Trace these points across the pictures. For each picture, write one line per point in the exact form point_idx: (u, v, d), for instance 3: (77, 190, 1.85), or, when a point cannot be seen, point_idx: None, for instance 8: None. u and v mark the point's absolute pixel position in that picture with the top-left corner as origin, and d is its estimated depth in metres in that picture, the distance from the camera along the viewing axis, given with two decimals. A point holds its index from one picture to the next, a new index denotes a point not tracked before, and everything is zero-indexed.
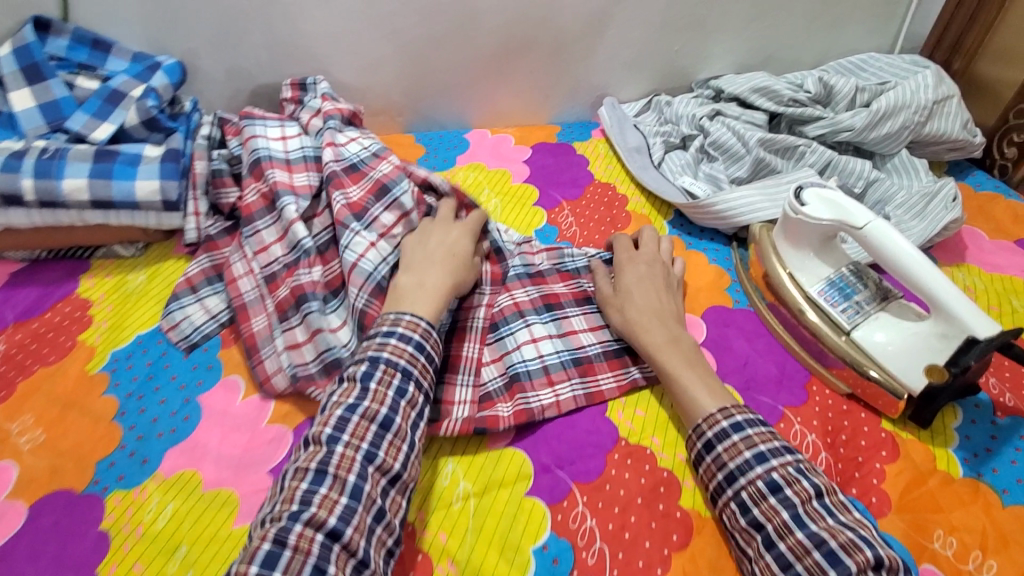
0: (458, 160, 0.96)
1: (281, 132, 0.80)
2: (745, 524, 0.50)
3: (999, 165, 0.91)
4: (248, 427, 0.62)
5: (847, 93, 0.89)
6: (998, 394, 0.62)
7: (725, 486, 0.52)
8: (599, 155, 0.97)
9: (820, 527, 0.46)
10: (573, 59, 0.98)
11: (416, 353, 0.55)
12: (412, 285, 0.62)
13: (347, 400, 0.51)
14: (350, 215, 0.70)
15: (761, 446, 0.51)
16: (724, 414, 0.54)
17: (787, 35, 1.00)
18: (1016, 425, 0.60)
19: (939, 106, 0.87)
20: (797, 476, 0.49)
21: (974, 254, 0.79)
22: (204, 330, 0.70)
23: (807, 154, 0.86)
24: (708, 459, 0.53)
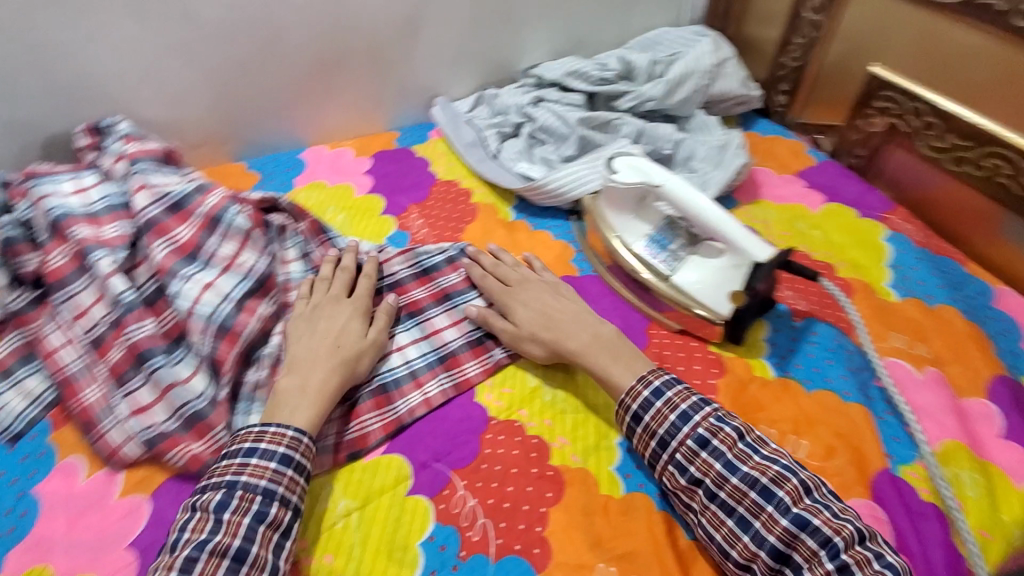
0: (297, 181, 0.94)
1: (76, 184, 0.73)
2: (685, 482, 0.55)
3: (777, 111, 1.06)
4: (97, 506, 0.57)
5: (645, 67, 0.99)
6: (793, 302, 0.73)
7: (660, 451, 0.57)
8: (440, 155, 0.99)
9: (749, 467, 0.53)
10: (394, 65, 1.00)
11: (282, 468, 0.53)
12: (294, 389, 0.58)
13: (198, 535, 0.48)
14: (178, 261, 0.67)
15: (682, 406, 0.57)
16: (644, 383, 0.59)
17: (588, 19, 1.09)
18: (809, 324, 0.71)
19: (720, 69, 0.99)
20: (718, 425, 0.55)
21: (765, 190, 0.92)
22: (26, 417, 0.63)
23: (621, 126, 0.96)
24: (640, 429, 0.58)
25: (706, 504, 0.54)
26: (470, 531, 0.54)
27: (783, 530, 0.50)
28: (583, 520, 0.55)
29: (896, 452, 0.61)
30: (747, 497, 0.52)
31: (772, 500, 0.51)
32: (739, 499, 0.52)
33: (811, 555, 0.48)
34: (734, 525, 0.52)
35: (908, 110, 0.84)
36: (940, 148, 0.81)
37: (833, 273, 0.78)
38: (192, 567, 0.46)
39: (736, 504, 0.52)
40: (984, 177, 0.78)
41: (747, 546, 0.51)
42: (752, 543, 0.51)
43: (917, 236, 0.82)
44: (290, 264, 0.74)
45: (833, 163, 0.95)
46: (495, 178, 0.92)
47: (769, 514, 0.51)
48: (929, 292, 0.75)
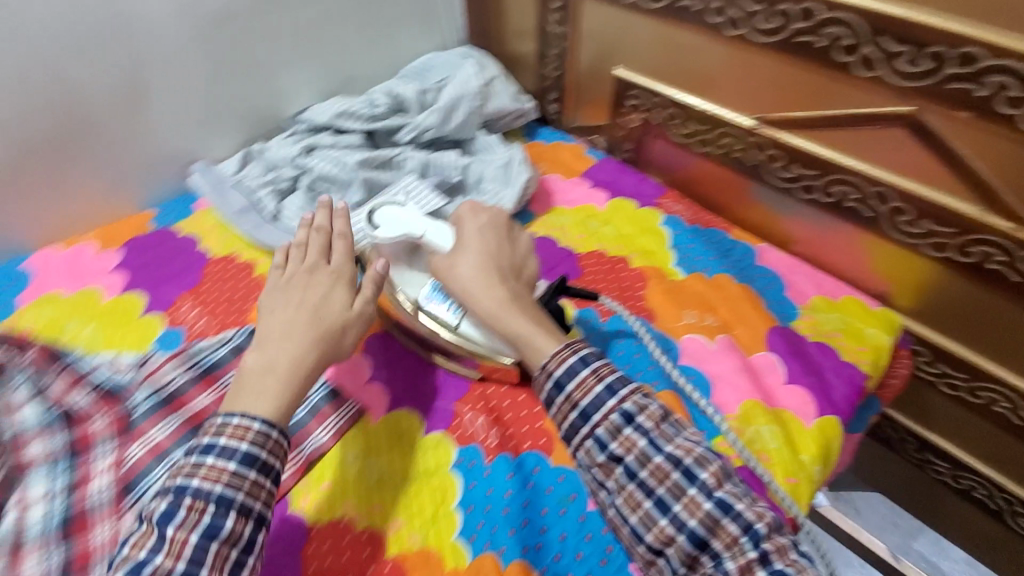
0: (23, 299, 0.76)
1: None
2: (604, 459, 0.53)
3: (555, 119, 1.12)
4: None
5: (416, 96, 0.96)
6: (599, 303, 0.77)
7: (582, 424, 0.54)
8: (212, 229, 0.87)
9: (673, 447, 0.52)
10: (126, 137, 0.86)
11: (220, 477, 0.50)
12: (258, 371, 0.56)
13: (130, 561, 0.47)
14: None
15: (610, 378, 0.55)
16: (572, 349, 0.57)
17: (349, 54, 1.03)
18: (615, 320, 0.75)
19: (489, 88, 1.00)
20: (645, 401, 0.54)
21: (558, 198, 0.96)
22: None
23: (404, 161, 0.92)
24: (560, 399, 0.55)
25: (623, 482, 0.52)
26: None
27: (705, 514, 0.49)
28: None
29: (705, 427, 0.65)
30: (670, 478, 0.51)
31: (694, 482, 0.51)
32: (661, 479, 0.51)
33: (732, 541, 0.49)
34: (652, 507, 0.51)
35: (654, 105, 0.93)
36: (685, 134, 0.91)
37: (628, 265, 0.83)
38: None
39: (656, 484, 0.51)
40: (724, 154, 0.87)
41: (664, 530, 0.50)
42: (670, 525, 0.50)
43: (686, 213, 0.91)
44: (21, 409, 0.61)
45: (610, 160, 1.02)
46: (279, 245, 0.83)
47: (692, 497, 0.50)
48: (707, 264, 0.83)
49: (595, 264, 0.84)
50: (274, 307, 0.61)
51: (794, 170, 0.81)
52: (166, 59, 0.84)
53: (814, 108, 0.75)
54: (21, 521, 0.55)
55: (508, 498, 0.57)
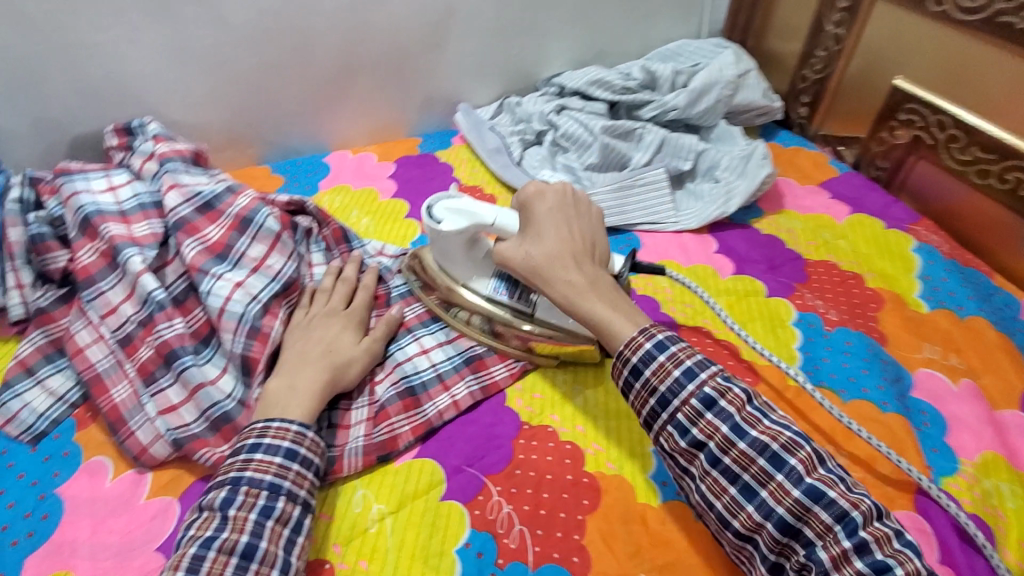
0: (321, 185, 0.94)
1: (108, 183, 0.73)
2: (686, 444, 0.50)
3: (798, 124, 1.08)
4: (124, 508, 0.55)
5: (668, 77, 0.99)
6: (824, 312, 0.74)
7: (660, 410, 0.51)
8: (463, 161, 0.99)
9: (758, 432, 0.48)
10: (418, 71, 1.00)
11: (286, 463, 0.52)
12: (282, 389, 0.57)
13: (202, 535, 0.46)
14: (208, 260, 0.67)
15: (688, 361, 0.51)
16: (646, 335, 0.52)
17: (609, 31, 1.09)
18: (841, 333, 0.71)
19: (742, 80, 0.99)
20: (726, 385, 0.50)
21: (790, 201, 0.92)
22: (52, 415, 0.62)
23: (644, 135, 0.95)
24: (638, 385, 0.52)
25: (708, 469, 0.49)
26: (506, 538, 0.53)
27: (794, 501, 0.45)
28: (621, 530, 0.54)
29: (938, 464, 0.60)
30: (755, 464, 0.47)
31: (782, 470, 0.46)
32: (746, 465, 0.47)
33: (824, 531, 0.44)
34: (738, 493, 0.47)
35: (932, 123, 0.85)
36: (963, 160, 0.82)
37: (861, 283, 0.78)
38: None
39: (741, 471, 0.47)
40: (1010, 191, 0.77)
41: (753, 517, 0.47)
42: (758, 512, 0.46)
43: (943, 247, 0.83)
44: (315, 267, 0.75)
45: (855, 175, 0.95)
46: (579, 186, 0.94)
47: (778, 484, 0.46)
48: (959, 302, 0.75)
49: (825, 272, 0.80)
50: (288, 337, 0.63)
51: None
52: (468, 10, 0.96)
53: None
54: None
55: None
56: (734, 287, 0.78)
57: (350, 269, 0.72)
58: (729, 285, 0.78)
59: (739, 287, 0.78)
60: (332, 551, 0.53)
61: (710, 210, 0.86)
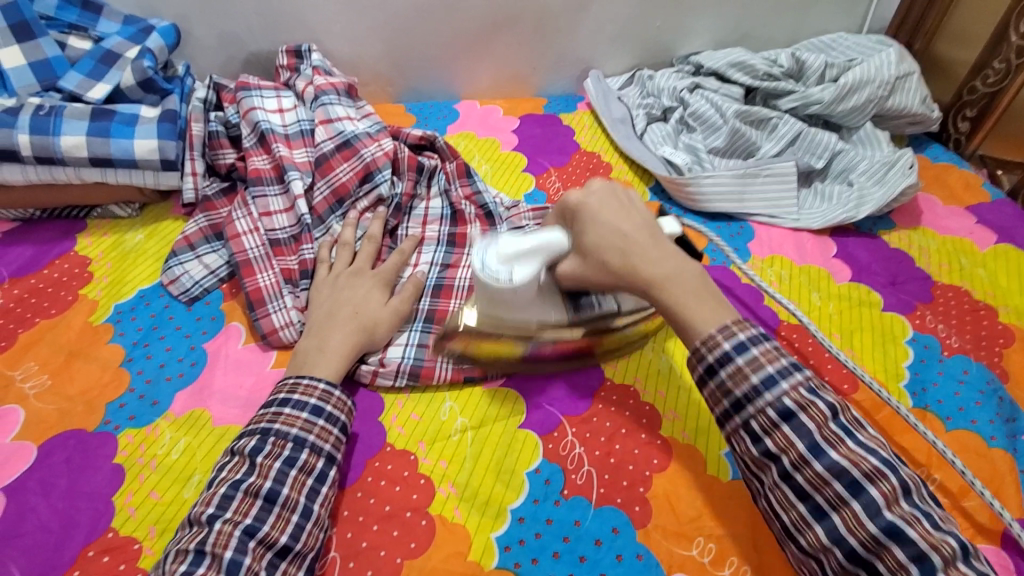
0: (448, 129, 0.99)
1: (278, 103, 0.82)
2: (758, 454, 0.47)
3: (954, 139, 0.99)
4: (253, 370, 0.64)
5: (817, 68, 0.94)
6: (945, 337, 0.69)
7: (732, 413, 0.48)
8: (585, 127, 1.01)
9: (839, 454, 0.44)
10: (557, 32, 1.01)
11: (313, 418, 0.54)
12: (312, 349, 0.60)
13: (233, 476, 0.50)
14: (329, 207, 0.75)
15: (770, 368, 0.47)
16: (726, 334, 0.48)
17: (761, 15, 1.04)
18: (960, 362, 0.67)
19: (901, 82, 0.92)
20: (810, 399, 0.46)
21: (928, 219, 0.85)
22: (204, 284, 0.71)
23: (779, 126, 0.91)
24: (712, 384, 0.49)
25: (778, 481, 0.46)
26: (575, 474, 0.57)
27: (868, 534, 0.42)
28: (685, 492, 0.56)
29: None
30: (829, 487, 0.44)
31: (859, 497, 0.43)
32: (818, 487, 0.44)
33: (898, 568, 0.41)
34: (806, 511, 0.45)
35: None
36: None
37: (993, 316, 0.72)
38: (227, 504, 0.48)
39: (813, 490, 0.44)
40: None
41: (788, 497, 0.46)
42: (826, 535, 0.44)
43: None
44: (432, 201, 0.80)
45: (1010, 203, 0.87)
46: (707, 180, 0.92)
47: (853, 513, 0.43)
48: None
49: (955, 297, 0.74)
50: (320, 293, 0.66)
51: None
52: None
53: None
54: (412, 273, 0.72)
55: None
56: (847, 294, 0.74)
57: (375, 225, 0.73)
58: (842, 290, 0.75)
59: (852, 295, 0.74)
60: (417, 446, 0.59)
61: (837, 213, 0.82)
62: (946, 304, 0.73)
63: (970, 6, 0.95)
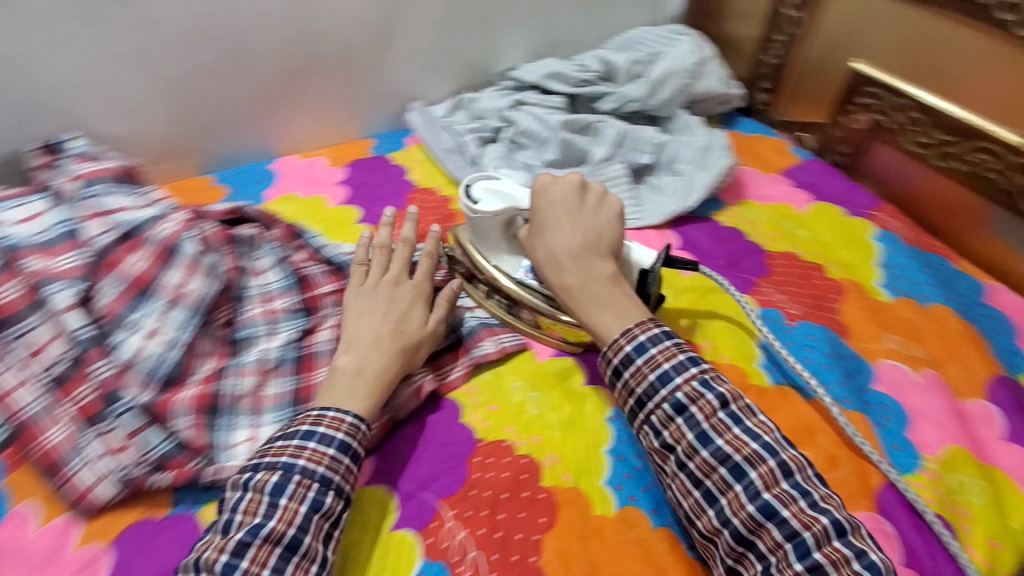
0: (268, 194, 0.90)
1: (27, 211, 0.68)
2: (659, 445, 0.53)
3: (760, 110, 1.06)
4: (48, 561, 0.53)
5: (624, 68, 0.97)
6: (786, 307, 0.73)
7: (637, 409, 0.54)
8: (417, 162, 0.96)
9: (724, 441, 0.50)
10: (367, 69, 0.95)
11: (339, 456, 0.52)
12: (351, 369, 0.58)
13: (250, 521, 0.48)
14: (127, 303, 0.63)
15: (665, 365, 0.53)
16: (628, 337, 0.55)
17: (565, 21, 1.06)
18: (805, 327, 0.70)
19: (701, 68, 0.97)
20: (700, 392, 0.52)
21: (752, 191, 0.90)
22: None
23: (603, 129, 0.92)
24: (619, 386, 0.55)
25: (676, 471, 0.52)
26: (461, 566, 0.51)
27: (748, 515, 0.48)
28: (579, 547, 0.53)
29: (900, 461, 0.59)
30: (715, 473, 0.50)
31: (740, 480, 0.49)
32: (708, 473, 0.50)
33: (775, 547, 0.47)
34: (700, 497, 0.51)
35: (893, 106, 0.85)
36: (924, 143, 0.83)
37: (823, 273, 0.77)
38: (243, 552, 0.46)
39: (704, 477, 0.51)
40: (971, 172, 0.78)
41: (685, 484, 0.52)
42: (717, 517, 0.50)
43: (904, 232, 0.82)
44: (263, 274, 0.71)
45: (818, 161, 0.94)
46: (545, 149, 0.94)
47: (736, 495, 0.49)
48: (921, 289, 0.74)
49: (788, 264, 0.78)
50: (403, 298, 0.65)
51: None
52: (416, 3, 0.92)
53: None
54: (263, 354, 0.64)
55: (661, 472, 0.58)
56: (697, 285, 0.76)
57: (382, 233, 0.70)
58: (689, 281, 0.76)
59: (700, 284, 0.76)
60: None
61: (669, 205, 0.84)
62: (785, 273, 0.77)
63: None
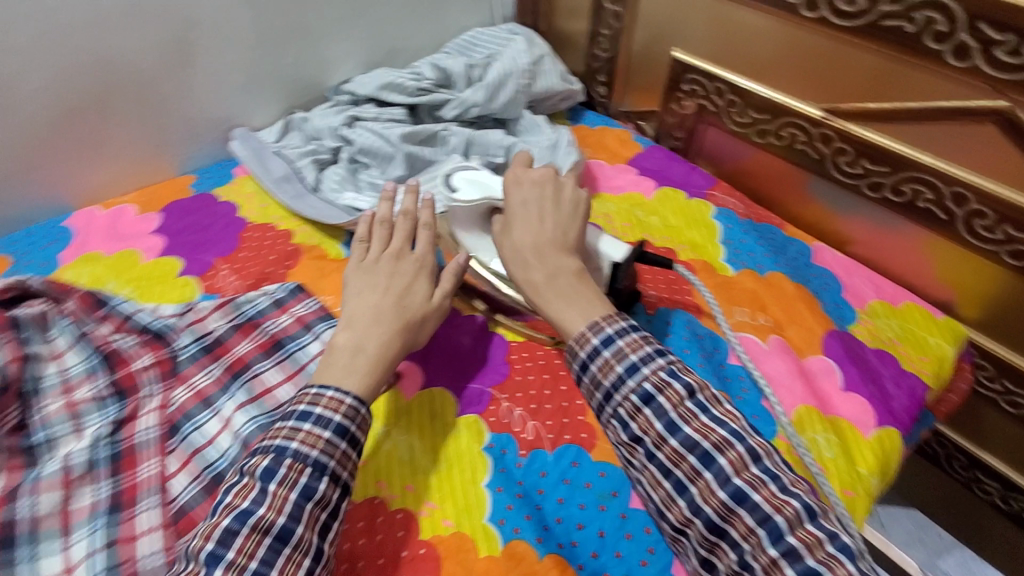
0: (62, 257, 0.76)
1: None
2: (627, 438, 0.49)
3: (601, 103, 1.09)
4: None
5: (461, 73, 0.94)
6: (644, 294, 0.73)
7: (605, 403, 0.50)
8: (250, 197, 0.86)
9: (692, 429, 0.46)
10: (171, 97, 0.83)
11: (337, 440, 0.49)
12: (347, 348, 0.55)
13: (240, 506, 0.44)
14: None
15: (632, 356, 0.49)
16: (594, 331, 0.52)
17: (397, 26, 0.99)
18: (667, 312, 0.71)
19: (537, 66, 0.97)
20: (668, 380, 0.48)
21: (602, 183, 0.91)
22: None
23: (449, 137, 0.88)
24: (586, 380, 0.51)
25: (646, 463, 0.48)
26: None
27: (719, 502, 0.44)
28: None
29: (761, 430, 0.62)
30: (684, 461, 0.46)
31: (710, 467, 0.45)
32: (676, 462, 0.47)
33: (748, 534, 0.43)
34: (671, 487, 0.47)
35: (712, 91, 0.90)
36: (743, 123, 0.89)
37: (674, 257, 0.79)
38: (231, 541, 0.42)
39: (673, 467, 0.47)
40: (785, 145, 0.85)
41: (654, 475, 0.48)
42: (688, 507, 0.46)
43: (739, 208, 0.87)
44: (65, 356, 0.61)
45: (656, 147, 0.98)
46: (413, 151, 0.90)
47: (706, 482, 0.45)
48: (758, 261, 0.78)
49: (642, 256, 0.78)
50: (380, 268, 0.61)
51: (863, 165, 0.79)
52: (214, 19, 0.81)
53: (894, 97, 0.73)
54: (67, 455, 0.54)
55: (543, 494, 0.56)
56: None
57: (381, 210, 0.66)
58: None
59: None
60: None
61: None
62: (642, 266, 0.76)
63: None
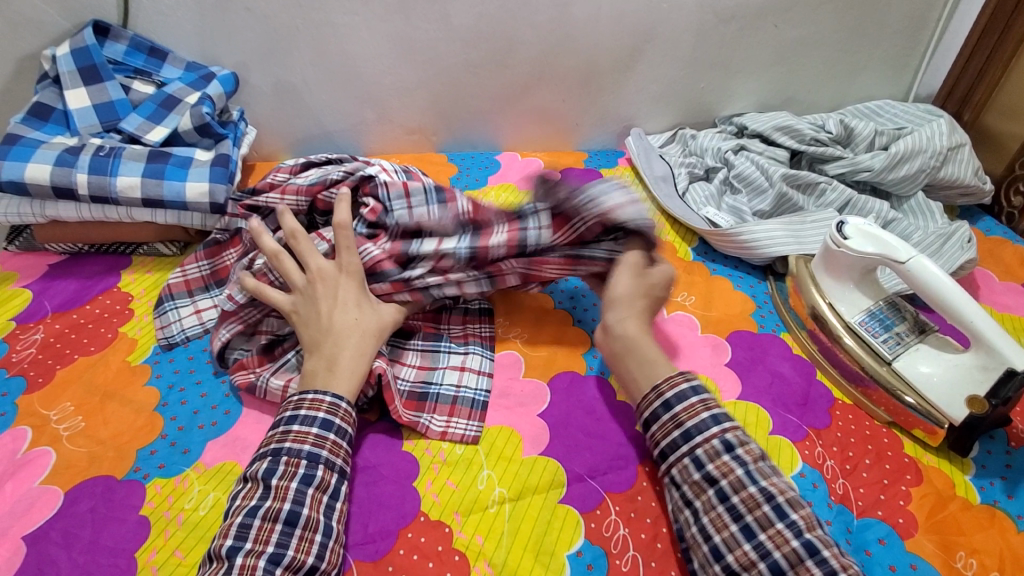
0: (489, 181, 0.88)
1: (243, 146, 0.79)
2: (700, 479, 0.46)
3: (1007, 213, 0.89)
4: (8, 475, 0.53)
5: (710, 133, 0.91)
6: (813, 408, 0.60)
7: (680, 443, 0.48)
8: (626, 183, 0.89)
9: (769, 482, 0.45)
10: None
11: (324, 433, 0.48)
12: (321, 367, 0.52)
13: (249, 504, 0.44)
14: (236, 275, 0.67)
15: (716, 407, 0.48)
16: (704, 405, 0.48)
17: None
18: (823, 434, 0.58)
19: (811, 144, 0.86)
20: (746, 437, 0.47)
21: (986, 295, 0.75)
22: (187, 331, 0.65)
23: (678, 184, 0.85)
24: (664, 416, 0.49)
25: (715, 505, 0.45)
26: None
27: (791, 550, 0.42)
28: None
29: None
30: (760, 509, 0.44)
31: (784, 521, 0.43)
32: (752, 508, 0.44)
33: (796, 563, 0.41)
34: (738, 532, 0.44)
35: None
36: None
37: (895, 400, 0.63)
38: (246, 533, 0.42)
39: (746, 512, 0.44)
40: None
41: (722, 518, 0.45)
42: (755, 551, 0.43)
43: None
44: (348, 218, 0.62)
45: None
46: (638, 162, 0.89)
47: (779, 531, 0.43)
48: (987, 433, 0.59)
49: (825, 354, 0.64)
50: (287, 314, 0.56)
51: None
52: (523, 46, 0.84)
53: None
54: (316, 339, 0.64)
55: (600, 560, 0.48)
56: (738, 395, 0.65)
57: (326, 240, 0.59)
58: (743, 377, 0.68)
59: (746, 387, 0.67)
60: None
61: (783, 246, 0.72)
62: (839, 365, 0.62)
63: (867, 80, 0.97)
